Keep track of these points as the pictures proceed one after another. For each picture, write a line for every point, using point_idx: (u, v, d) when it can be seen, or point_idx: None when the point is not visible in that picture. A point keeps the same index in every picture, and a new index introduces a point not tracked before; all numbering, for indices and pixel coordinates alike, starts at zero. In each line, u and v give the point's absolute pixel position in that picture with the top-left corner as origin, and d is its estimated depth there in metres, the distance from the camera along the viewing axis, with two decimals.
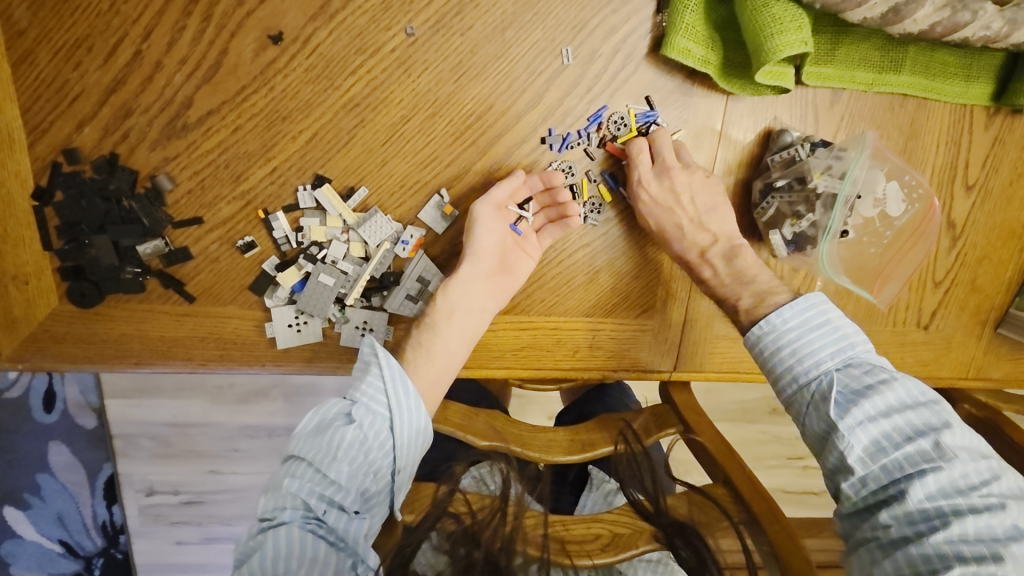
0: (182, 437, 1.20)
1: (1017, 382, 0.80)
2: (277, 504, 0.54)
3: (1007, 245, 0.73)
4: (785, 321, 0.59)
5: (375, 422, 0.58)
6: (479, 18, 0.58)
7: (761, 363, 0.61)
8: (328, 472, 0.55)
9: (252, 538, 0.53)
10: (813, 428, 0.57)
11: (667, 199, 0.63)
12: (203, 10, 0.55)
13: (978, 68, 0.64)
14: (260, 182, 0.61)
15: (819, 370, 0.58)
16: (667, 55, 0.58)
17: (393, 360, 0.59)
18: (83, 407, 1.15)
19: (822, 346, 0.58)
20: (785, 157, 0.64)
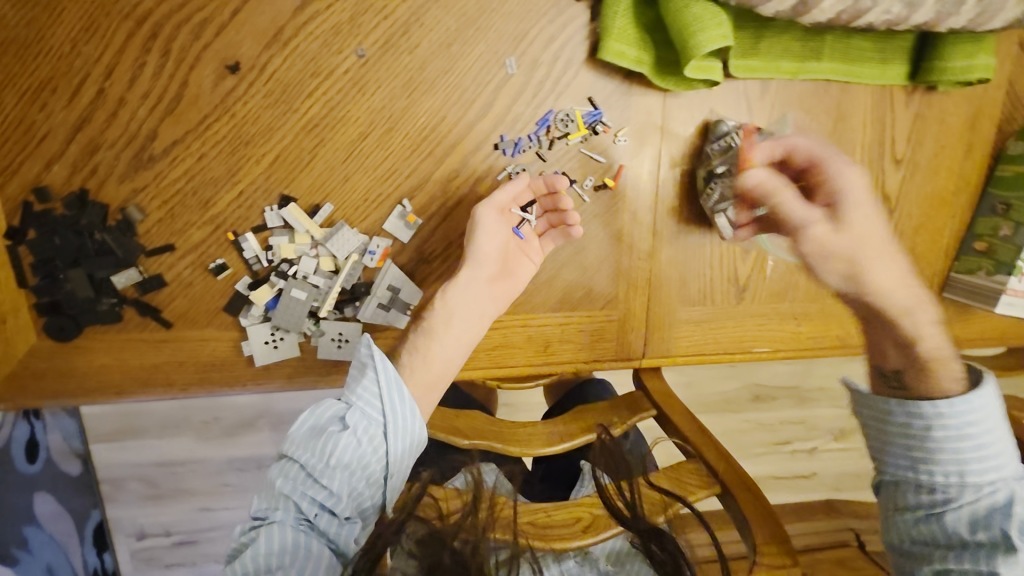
0: (169, 476, 1.22)
1: (967, 342, 0.85)
2: (271, 504, 0.57)
3: (941, 213, 0.78)
4: (971, 415, 0.56)
5: (370, 427, 0.59)
6: (425, 36, 0.62)
7: (930, 441, 0.57)
8: (320, 477, 0.56)
9: (244, 535, 0.56)
10: (957, 524, 0.55)
11: (863, 205, 0.61)
12: (162, 46, 0.58)
13: (891, 51, 0.69)
14: (228, 206, 0.63)
15: (995, 477, 0.55)
16: (604, 58, 0.63)
17: (390, 365, 0.60)
18: (66, 453, 1.13)
19: (1000, 453, 0.56)
20: (723, 144, 0.68)
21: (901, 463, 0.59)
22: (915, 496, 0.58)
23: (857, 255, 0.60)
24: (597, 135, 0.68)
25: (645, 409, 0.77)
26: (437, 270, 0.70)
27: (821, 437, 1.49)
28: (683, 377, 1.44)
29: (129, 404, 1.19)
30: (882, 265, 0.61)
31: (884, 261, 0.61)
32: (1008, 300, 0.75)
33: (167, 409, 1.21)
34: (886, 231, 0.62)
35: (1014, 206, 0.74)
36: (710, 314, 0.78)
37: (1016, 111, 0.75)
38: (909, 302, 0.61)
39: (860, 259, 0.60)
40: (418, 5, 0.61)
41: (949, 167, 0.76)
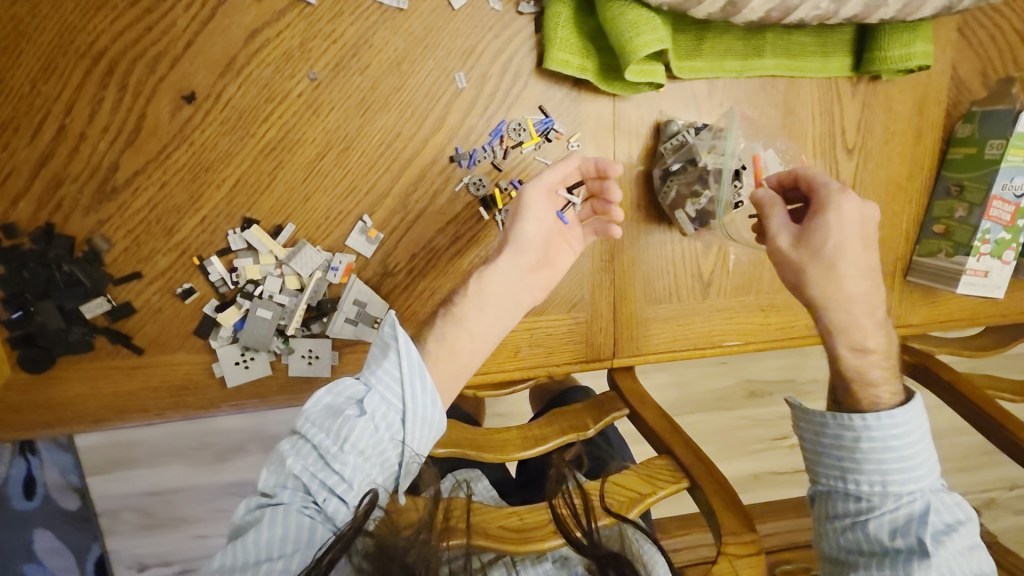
0: (164, 505, 1.22)
1: (935, 324, 0.86)
2: (281, 480, 0.56)
3: (897, 198, 0.80)
4: (897, 429, 0.58)
5: (388, 412, 0.57)
6: (375, 57, 0.64)
7: (853, 455, 0.60)
8: (332, 461, 0.55)
9: (250, 512, 0.55)
10: (880, 534, 0.57)
11: (850, 232, 0.61)
12: (118, 81, 0.60)
13: (832, 45, 0.71)
14: (192, 231, 0.65)
15: (915, 489, 0.58)
16: (549, 67, 0.65)
17: (413, 349, 0.58)
18: (65, 488, 1.16)
19: (920, 463, 0.59)
20: (676, 143, 0.70)
21: (830, 471, 0.62)
22: (840, 507, 0.61)
23: (805, 269, 0.62)
24: (550, 142, 0.70)
25: (618, 407, 0.77)
26: (403, 282, 0.71)
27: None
28: (673, 376, 1.44)
29: (120, 435, 1.17)
30: (822, 274, 0.61)
31: (830, 272, 0.61)
32: (968, 281, 0.76)
33: (162, 437, 1.20)
34: (849, 243, 0.61)
35: (967, 186, 0.75)
36: (677, 311, 0.79)
37: (963, 95, 0.77)
38: (844, 319, 0.61)
39: (810, 270, 0.62)
40: (366, 27, 0.63)
41: (900, 153, 0.78)
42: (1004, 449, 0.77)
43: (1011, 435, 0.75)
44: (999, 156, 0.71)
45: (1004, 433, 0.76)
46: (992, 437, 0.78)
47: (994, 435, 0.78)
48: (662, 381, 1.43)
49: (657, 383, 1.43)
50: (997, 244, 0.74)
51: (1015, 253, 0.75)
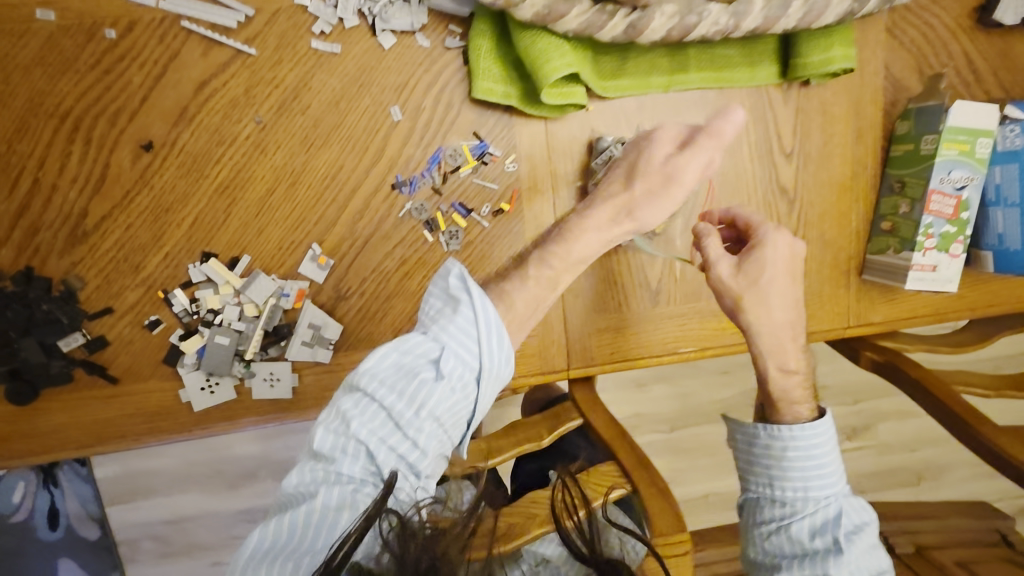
0: (180, 532, 1.28)
1: (898, 322, 0.84)
2: (341, 446, 0.56)
3: (844, 199, 0.80)
4: (815, 439, 0.67)
5: (463, 372, 0.58)
6: (314, 98, 0.69)
7: (779, 463, 0.67)
8: (406, 421, 0.56)
9: (303, 482, 0.56)
10: (800, 535, 0.64)
11: (780, 269, 0.70)
12: (84, 136, 0.66)
13: (756, 55, 0.73)
14: (156, 267, 0.70)
15: (830, 495, 0.66)
16: (476, 96, 0.69)
17: (487, 306, 0.58)
18: (84, 519, 1.22)
19: (834, 471, 0.67)
20: (606, 159, 0.73)
21: (760, 480, 0.69)
22: (767, 512, 0.67)
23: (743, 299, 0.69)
24: (486, 165, 0.73)
25: (570, 418, 0.79)
26: (356, 304, 0.75)
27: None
28: (673, 389, 1.43)
29: (138, 465, 1.25)
30: (757, 305, 0.69)
31: (763, 302, 0.69)
32: (916, 276, 0.75)
33: (175, 466, 1.27)
34: (778, 280, 0.70)
35: (908, 182, 0.75)
36: (628, 320, 0.81)
37: (901, 93, 0.77)
38: (773, 343, 0.69)
39: (745, 300, 0.69)
40: (305, 72, 0.68)
41: (841, 154, 0.78)
42: (970, 447, 0.75)
43: (977, 433, 0.73)
44: (933, 151, 0.72)
45: (967, 429, 0.75)
46: (956, 434, 0.77)
47: (959, 432, 0.76)
48: (664, 392, 1.43)
49: (657, 396, 1.43)
50: (942, 238, 0.74)
51: (963, 246, 0.74)
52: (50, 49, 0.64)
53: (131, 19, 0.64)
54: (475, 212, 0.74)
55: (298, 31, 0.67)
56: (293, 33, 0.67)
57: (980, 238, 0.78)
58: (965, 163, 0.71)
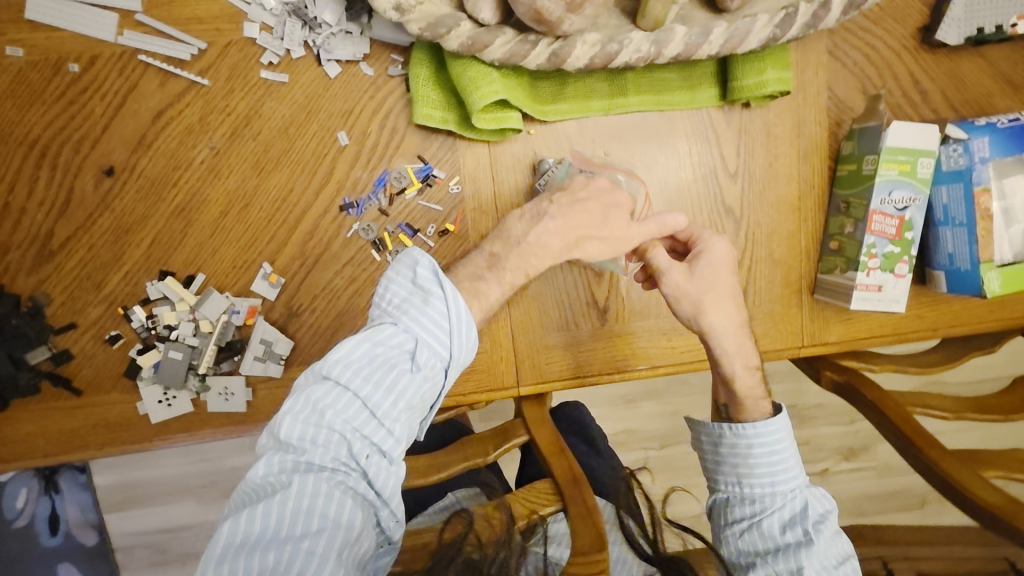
0: (173, 541, 1.31)
1: (856, 343, 0.82)
2: (311, 436, 0.55)
3: (794, 218, 0.80)
4: (778, 435, 0.68)
5: (435, 363, 0.59)
6: (265, 124, 0.72)
7: (746, 461, 0.68)
8: (377, 409, 0.57)
9: (275, 472, 0.55)
10: (772, 530, 0.66)
11: (726, 271, 0.70)
12: (49, 162, 0.71)
13: (695, 78, 0.75)
14: (117, 285, 0.74)
15: (797, 487, 0.67)
16: (416, 121, 0.72)
17: (459, 299, 0.59)
18: (84, 526, 1.27)
19: (797, 463, 0.69)
20: (546, 179, 0.75)
21: (728, 479, 0.70)
22: (738, 509, 0.68)
23: (701, 299, 0.68)
24: (432, 187, 0.75)
25: (516, 435, 0.80)
26: (307, 321, 0.77)
27: (829, 459, 1.40)
28: (663, 406, 1.39)
29: (135, 475, 1.29)
30: (715, 306, 0.68)
31: (719, 302, 0.69)
32: (860, 296, 0.75)
33: (171, 476, 1.29)
34: (725, 279, 0.70)
35: (852, 203, 0.75)
36: (578, 338, 0.81)
37: (845, 113, 0.78)
38: (733, 343, 0.69)
39: (705, 304, 0.68)
40: (255, 100, 0.72)
41: (788, 174, 0.79)
42: (919, 470, 0.73)
43: (923, 454, 0.72)
44: (874, 171, 0.72)
45: (915, 451, 0.73)
46: (907, 456, 0.75)
47: (909, 455, 0.74)
48: (655, 409, 1.39)
49: (647, 413, 1.40)
50: (886, 258, 0.73)
51: (908, 266, 0.73)
52: (19, 83, 0.69)
53: (93, 53, 0.69)
54: (422, 232, 0.76)
55: (249, 62, 0.71)
56: (244, 64, 0.71)
57: (932, 258, 0.77)
58: (906, 184, 0.71)
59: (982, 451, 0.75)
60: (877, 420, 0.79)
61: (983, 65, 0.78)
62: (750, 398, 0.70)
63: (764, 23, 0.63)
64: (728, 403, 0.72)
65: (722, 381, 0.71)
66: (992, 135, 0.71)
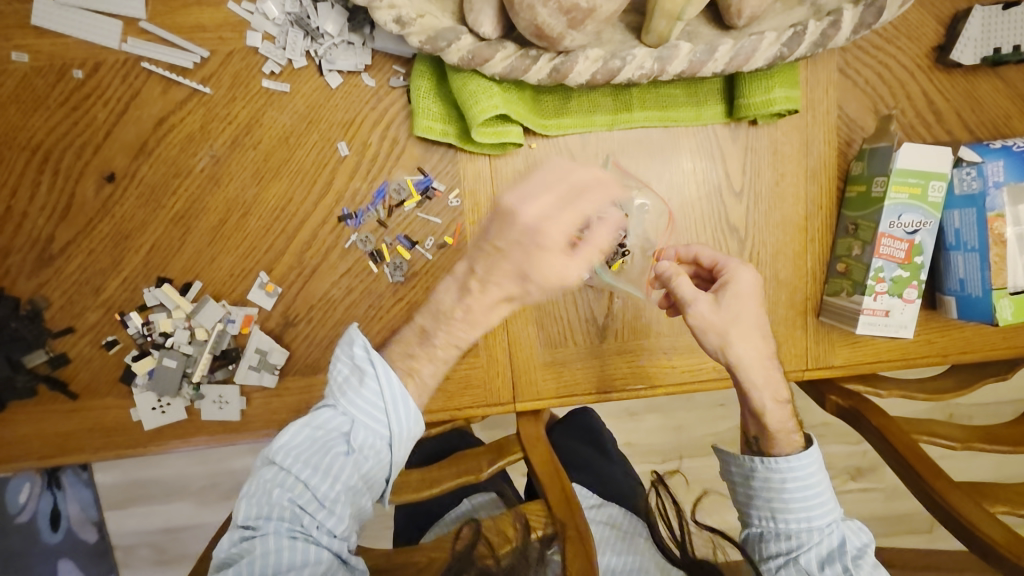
0: (174, 542, 1.31)
1: (862, 367, 0.80)
2: (265, 512, 0.57)
3: (801, 238, 0.78)
4: (812, 469, 0.66)
5: (374, 441, 0.61)
6: (265, 133, 0.72)
7: (781, 496, 0.66)
8: (322, 488, 0.58)
9: (234, 544, 0.56)
10: (811, 566, 0.65)
11: (751, 301, 0.65)
12: (52, 167, 0.72)
13: (702, 95, 0.74)
14: (115, 290, 0.74)
15: (833, 521, 0.66)
16: (416, 133, 0.71)
17: (392, 375, 0.60)
18: (85, 522, 1.27)
19: (831, 497, 0.67)
20: None
21: (762, 513, 0.68)
22: (773, 544, 0.67)
23: (727, 330, 0.64)
24: (431, 200, 0.75)
25: (511, 451, 0.79)
26: (303, 331, 0.76)
27: (836, 479, 1.36)
28: (667, 420, 1.36)
29: (137, 475, 1.29)
30: (743, 338, 0.64)
31: (747, 335, 0.65)
32: (867, 320, 0.73)
33: (174, 476, 1.29)
34: (751, 310, 0.66)
35: (860, 225, 0.73)
36: (576, 354, 0.80)
37: (855, 133, 0.76)
38: (761, 376, 0.66)
39: (732, 336, 0.64)
40: (256, 109, 0.72)
41: (794, 194, 0.77)
42: (922, 501, 0.71)
43: (926, 484, 0.70)
44: (883, 194, 0.70)
45: (919, 482, 0.71)
46: (911, 486, 0.72)
47: (913, 485, 0.72)
48: (657, 424, 1.36)
49: (650, 427, 1.36)
50: (894, 282, 0.71)
51: (917, 291, 0.71)
52: (24, 88, 0.70)
53: (97, 60, 0.70)
54: (420, 245, 0.75)
55: (252, 71, 0.71)
56: (246, 73, 0.71)
57: (943, 282, 0.75)
58: (916, 208, 0.69)
59: (989, 484, 0.73)
60: (881, 448, 0.77)
61: (1000, 86, 0.76)
62: (780, 430, 0.67)
63: (771, 41, 0.62)
64: (759, 436, 0.69)
65: (752, 414, 0.68)
66: (1007, 159, 0.68)
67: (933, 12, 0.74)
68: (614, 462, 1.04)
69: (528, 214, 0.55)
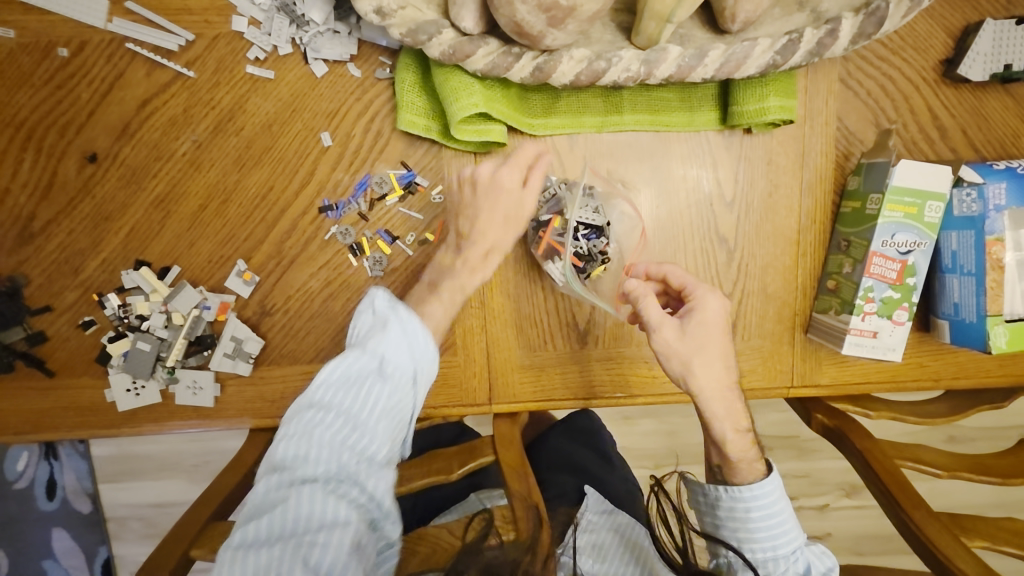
0: (163, 517, 1.29)
1: (848, 388, 0.78)
2: (304, 460, 0.51)
3: (791, 252, 0.75)
4: (775, 497, 0.65)
5: (405, 381, 0.57)
6: (248, 120, 0.71)
7: (745, 527, 0.65)
8: (358, 427, 0.54)
9: (273, 495, 0.50)
10: None
11: (717, 329, 0.64)
12: (35, 145, 0.71)
13: (695, 100, 0.71)
14: (94, 271, 0.74)
15: (798, 549, 0.65)
16: (400, 127, 0.70)
17: (416, 319, 0.59)
18: (79, 493, 1.26)
19: (796, 524, 0.66)
20: (549, 197, 0.73)
21: (728, 542, 0.67)
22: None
23: (690, 353, 0.63)
24: (414, 195, 0.73)
25: (483, 454, 0.78)
26: (279, 321, 0.76)
27: (831, 494, 1.33)
28: (661, 425, 1.33)
29: (131, 448, 1.27)
30: (705, 367, 0.63)
31: (710, 362, 0.64)
32: (854, 341, 0.70)
33: (166, 452, 1.28)
34: (718, 338, 0.64)
35: (852, 242, 0.71)
36: (555, 359, 0.78)
37: (854, 146, 0.73)
38: (721, 404, 0.64)
39: (695, 364, 0.63)
40: (240, 95, 0.71)
41: (787, 206, 0.75)
42: (900, 531, 0.69)
43: (904, 514, 0.68)
44: (877, 212, 0.67)
45: (898, 511, 0.68)
46: (890, 514, 0.70)
47: (891, 513, 0.70)
48: (650, 428, 1.33)
49: (644, 431, 1.34)
50: (884, 303, 0.69)
51: (907, 313, 0.69)
52: (10, 65, 0.70)
53: (82, 39, 0.69)
54: (401, 239, 0.74)
55: (236, 56, 0.70)
56: (231, 58, 0.70)
57: (937, 305, 0.73)
58: (911, 227, 0.66)
59: (971, 517, 0.70)
60: (864, 472, 0.74)
61: (1011, 104, 0.72)
62: (742, 458, 0.66)
63: (764, 48, 0.60)
64: (721, 463, 0.67)
65: (714, 442, 0.66)
66: (1010, 181, 0.65)
67: (942, 24, 0.71)
68: (614, 470, 1.00)
69: (486, 172, 0.66)
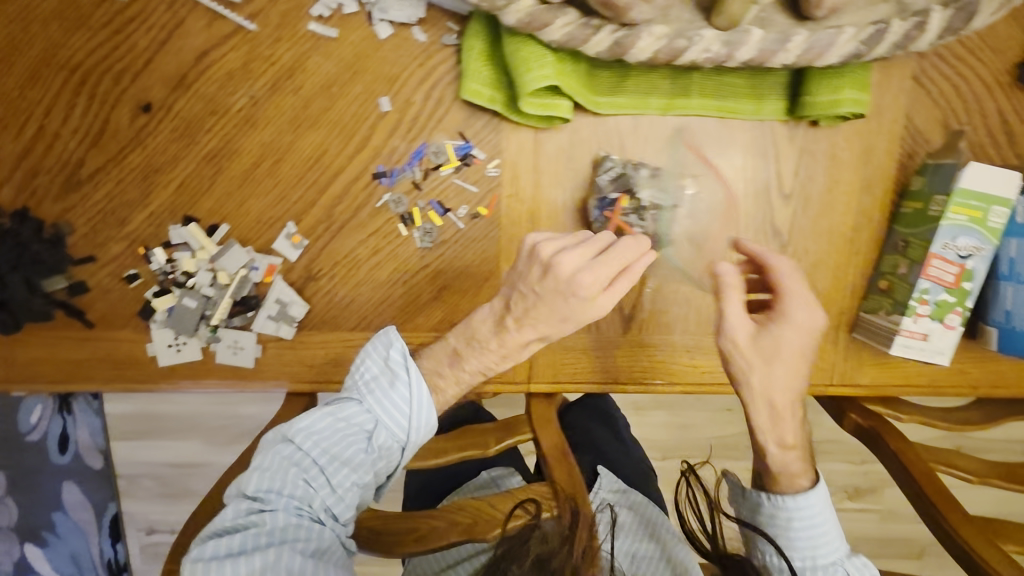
0: (181, 476, 1.30)
1: (885, 391, 0.78)
2: (278, 488, 0.60)
3: (843, 250, 0.75)
4: (816, 509, 0.64)
5: (390, 442, 0.64)
6: (308, 79, 0.70)
7: (785, 534, 0.66)
8: (331, 474, 0.61)
9: (240, 516, 0.59)
10: None
11: (803, 339, 0.63)
12: (88, 91, 0.70)
13: (765, 88, 0.70)
14: (140, 224, 0.73)
15: (835, 559, 0.66)
16: (463, 96, 0.69)
17: (423, 385, 0.63)
18: (92, 448, 1.15)
19: (836, 536, 0.66)
20: (614, 175, 0.71)
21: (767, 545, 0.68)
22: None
23: (772, 358, 0.63)
24: (469, 167, 0.72)
25: (521, 431, 0.78)
26: (324, 286, 0.75)
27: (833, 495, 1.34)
28: (674, 417, 1.33)
29: (149, 408, 1.28)
30: (776, 375, 0.63)
31: (781, 370, 0.64)
32: (902, 342, 0.71)
33: (184, 413, 1.28)
34: (801, 346, 0.64)
35: (911, 243, 0.70)
36: (596, 342, 0.78)
37: (919, 146, 0.72)
38: (771, 412, 0.64)
39: (766, 369, 0.63)
40: (301, 53, 0.69)
41: (845, 203, 0.74)
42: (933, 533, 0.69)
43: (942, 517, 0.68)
44: (940, 213, 0.67)
45: (930, 510, 0.69)
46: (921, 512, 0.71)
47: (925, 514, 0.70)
48: (663, 420, 1.33)
49: (655, 422, 1.34)
50: (937, 306, 0.69)
51: (960, 317, 0.69)
52: (69, 5, 0.68)
53: None
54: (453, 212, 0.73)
55: (300, 12, 0.68)
56: (295, 13, 0.68)
57: (988, 311, 0.73)
58: (974, 232, 0.66)
59: (1003, 522, 0.71)
60: (898, 474, 0.75)
61: None
62: (785, 473, 0.65)
63: (850, 36, 0.59)
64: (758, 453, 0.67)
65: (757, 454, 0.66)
66: None
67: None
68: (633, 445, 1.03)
69: (567, 267, 0.58)
